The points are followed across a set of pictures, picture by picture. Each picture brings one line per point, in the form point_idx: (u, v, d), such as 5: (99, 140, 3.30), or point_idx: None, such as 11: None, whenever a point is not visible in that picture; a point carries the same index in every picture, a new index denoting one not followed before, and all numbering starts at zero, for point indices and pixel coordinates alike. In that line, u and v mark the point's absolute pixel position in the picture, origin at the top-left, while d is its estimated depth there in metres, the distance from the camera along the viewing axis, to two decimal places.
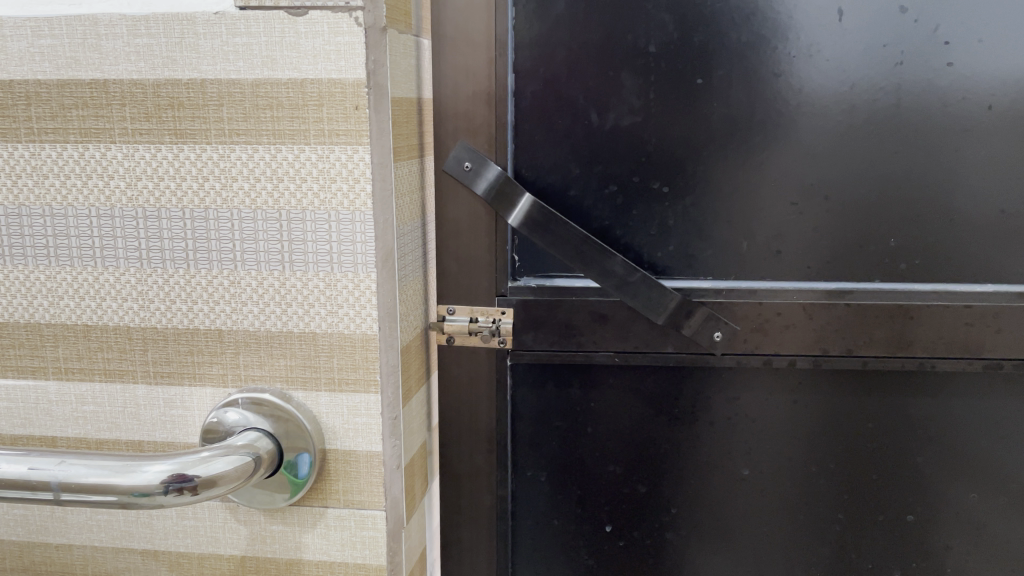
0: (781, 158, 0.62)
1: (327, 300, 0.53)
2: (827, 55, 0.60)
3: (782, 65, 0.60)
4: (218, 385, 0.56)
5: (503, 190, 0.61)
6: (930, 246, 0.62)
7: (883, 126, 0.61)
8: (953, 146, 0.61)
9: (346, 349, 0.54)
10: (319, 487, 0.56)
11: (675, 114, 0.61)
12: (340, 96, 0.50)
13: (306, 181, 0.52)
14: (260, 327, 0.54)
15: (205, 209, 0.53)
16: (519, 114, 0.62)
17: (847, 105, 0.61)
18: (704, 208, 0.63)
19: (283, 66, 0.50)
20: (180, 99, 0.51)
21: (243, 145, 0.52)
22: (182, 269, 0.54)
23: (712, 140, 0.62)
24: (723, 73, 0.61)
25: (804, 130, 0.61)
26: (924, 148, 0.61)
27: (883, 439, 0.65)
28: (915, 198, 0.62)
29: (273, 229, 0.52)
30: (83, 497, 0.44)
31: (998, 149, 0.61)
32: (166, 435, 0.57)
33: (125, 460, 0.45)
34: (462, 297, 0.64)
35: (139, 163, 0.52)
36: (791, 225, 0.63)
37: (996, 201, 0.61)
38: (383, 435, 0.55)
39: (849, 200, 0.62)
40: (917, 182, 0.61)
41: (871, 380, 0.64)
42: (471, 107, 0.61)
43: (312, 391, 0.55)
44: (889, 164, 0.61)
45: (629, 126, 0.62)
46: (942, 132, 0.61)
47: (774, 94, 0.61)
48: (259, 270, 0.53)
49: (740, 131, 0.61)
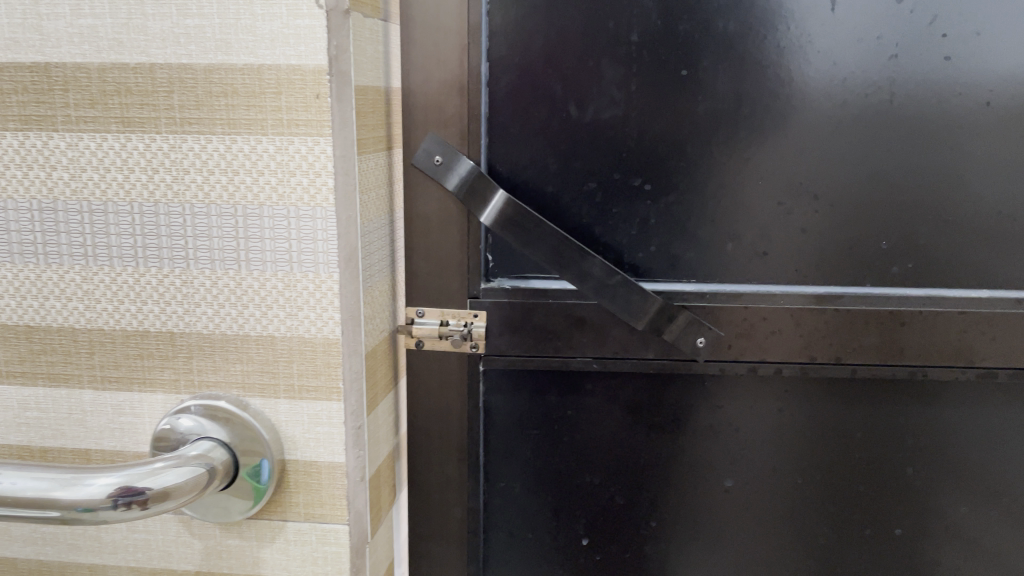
0: (769, 154, 0.59)
1: (286, 302, 0.50)
2: (818, 47, 0.57)
3: (772, 59, 0.57)
4: (170, 391, 0.52)
5: (475, 186, 0.58)
6: (922, 248, 0.60)
7: (875, 121, 0.58)
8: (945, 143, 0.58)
9: (307, 354, 0.50)
10: (277, 500, 0.53)
11: (657, 109, 0.59)
12: (299, 83, 0.47)
13: (263, 174, 0.48)
14: (214, 330, 0.51)
15: (155, 203, 0.49)
16: (493, 106, 0.59)
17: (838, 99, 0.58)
18: (688, 207, 0.60)
19: (238, 51, 0.47)
20: (127, 84, 0.48)
21: (195, 135, 0.48)
22: (131, 266, 0.50)
23: (697, 135, 0.59)
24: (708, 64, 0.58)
25: (792, 126, 0.59)
26: (916, 147, 0.58)
27: (872, 448, 0.63)
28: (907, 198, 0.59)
29: (228, 225, 0.49)
30: (18, 513, 0.40)
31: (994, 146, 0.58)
32: (114, 444, 0.53)
33: (70, 473, 0.42)
34: (432, 299, 0.61)
35: (83, 153, 0.49)
36: (779, 228, 0.60)
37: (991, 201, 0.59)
38: (346, 446, 0.51)
39: (839, 201, 0.59)
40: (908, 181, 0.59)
41: (860, 389, 0.62)
42: (442, 97, 0.58)
43: (270, 398, 0.51)
44: (881, 162, 0.59)
45: (611, 120, 0.59)
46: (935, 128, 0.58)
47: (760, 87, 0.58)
48: (213, 269, 0.50)
49: (726, 127, 0.59)
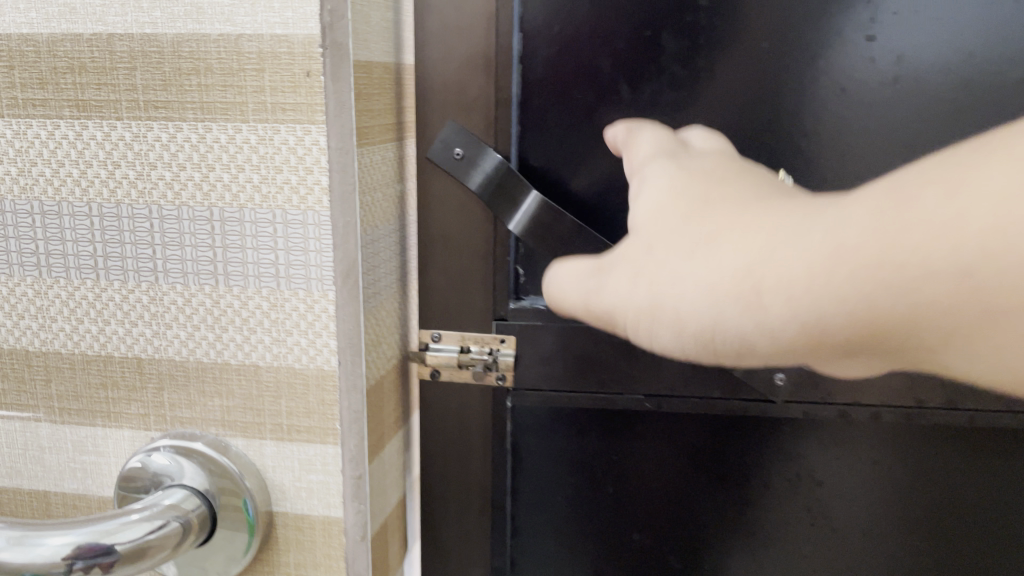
0: (868, 149, 0.45)
1: (272, 325, 0.41)
2: (937, 9, 0.42)
3: (883, 26, 0.43)
4: (139, 427, 0.44)
5: (504, 186, 0.47)
6: (866, 360, 0.20)
7: (718, 192, 0.23)
8: (875, 188, 0.19)
9: (297, 388, 0.41)
10: (264, 558, 0.44)
11: (722, 94, 0.46)
12: (286, 58, 0.38)
13: (243, 170, 0.39)
14: (188, 357, 0.42)
15: (117, 204, 0.41)
16: (528, 83, 0.47)
17: (669, 203, 0.23)
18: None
19: (212, 18, 0.38)
20: (81, 60, 0.39)
21: (162, 122, 0.39)
22: (90, 280, 0.42)
23: (778, 125, 0.46)
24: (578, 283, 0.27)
25: (908, 113, 0.44)
26: (737, 202, 0.22)
27: (990, 514, 0.51)
28: (722, 301, 0.20)
29: (202, 231, 0.40)
30: None
31: (960, 200, 0.16)
32: (76, 486, 0.45)
33: (16, 531, 0.34)
34: (451, 317, 0.51)
35: (32, 144, 0.41)
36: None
37: (957, 288, 0.17)
38: (344, 498, 0.42)
39: (749, 314, 0.20)
40: (751, 263, 0.20)
41: (978, 442, 0.50)
42: (463, 75, 0.47)
43: (254, 439, 0.43)
44: (696, 259, 0.21)
45: (666, 105, 0.46)
46: (744, 183, 0.23)
47: (612, 290, 0.24)
48: (186, 284, 0.41)
49: (814, 113, 0.45)
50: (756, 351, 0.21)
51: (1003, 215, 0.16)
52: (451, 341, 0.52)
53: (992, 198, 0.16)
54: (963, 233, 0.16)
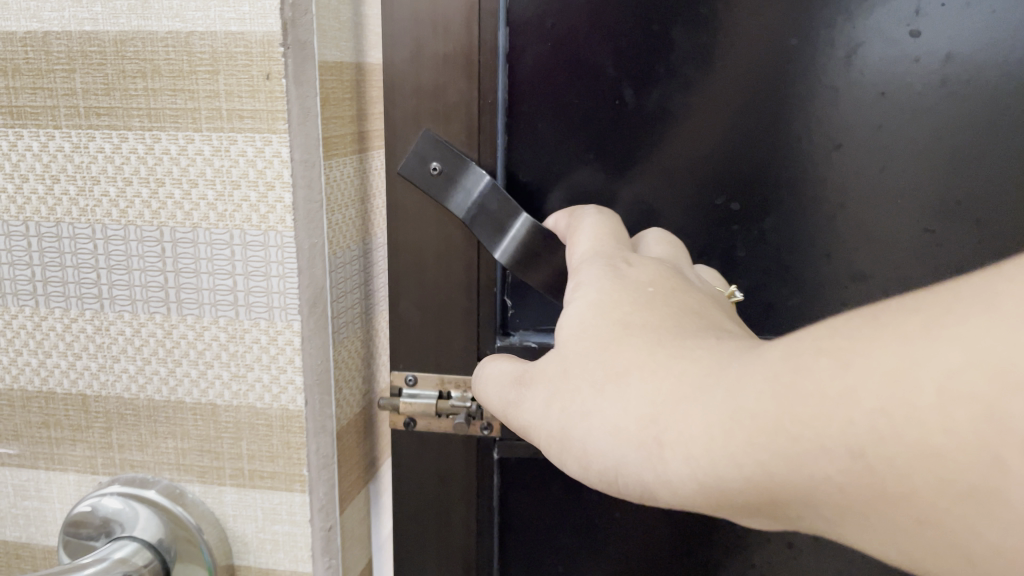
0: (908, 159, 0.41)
1: (230, 359, 0.36)
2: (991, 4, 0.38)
3: (925, 22, 0.39)
4: (85, 471, 0.39)
5: (489, 207, 0.42)
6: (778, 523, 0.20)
7: (637, 316, 0.23)
8: (776, 351, 0.18)
9: (259, 430, 0.37)
10: None
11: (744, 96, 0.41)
12: (242, 59, 0.33)
13: (196, 186, 0.35)
14: (138, 394, 0.38)
15: (56, 223, 0.36)
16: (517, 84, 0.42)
17: (589, 324, 0.23)
18: (791, 236, 0.43)
19: (158, 13, 0.33)
20: (15, 62, 0.35)
21: (106, 131, 0.35)
22: (29, 307, 0.37)
23: (806, 134, 0.41)
24: (512, 394, 0.27)
25: (951, 119, 0.40)
26: (646, 336, 0.22)
27: None
28: (621, 442, 0.21)
29: (152, 254, 0.36)
30: None
31: (859, 372, 0.16)
32: (19, 534, 0.41)
33: None
34: (430, 356, 0.46)
35: None
36: (919, 263, 0.42)
37: (855, 460, 0.16)
38: (313, 551, 0.38)
39: (648, 463, 0.20)
40: (649, 413, 0.20)
41: None
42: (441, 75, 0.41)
43: (212, 485, 0.38)
44: (606, 396, 0.21)
45: (681, 109, 0.42)
46: (663, 305, 0.23)
47: (530, 410, 0.25)
48: (134, 312, 0.37)
49: (847, 119, 0.41)
50: (657, 502, 0.21)
51: (906, 395, 0.15)
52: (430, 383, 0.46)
53: (889, 375, 0.16)
54: (868, 411, 0.16)
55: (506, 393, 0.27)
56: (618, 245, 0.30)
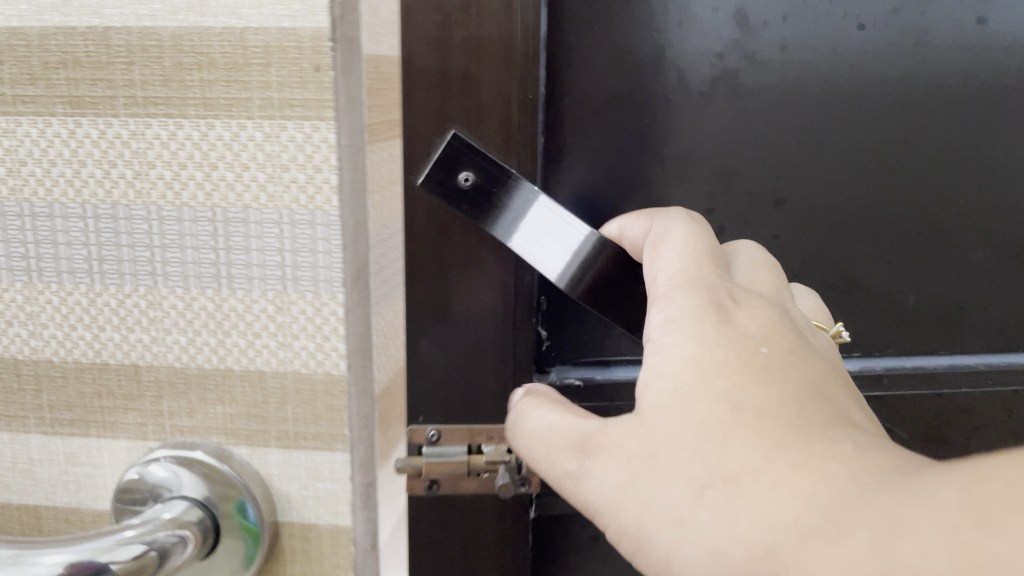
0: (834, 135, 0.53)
1: (278, 329, 0.39)
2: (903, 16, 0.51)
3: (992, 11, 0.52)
4: (136, 437, 0.42)
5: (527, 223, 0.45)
6: None
7: (736, 429, 0.28)
8: (888, 502, 0.24)
9: (304, 394, 0.40)
10: (270, 570, 0.43)
11: (751, 83, 0.51)
12: (294, 53, 0.36)
13: (248, 169, 0.38)
14: (188, 363, 0.41)
15: (113, 205, 0.39)
16: (582, 83, 0.50)
17: (686, 431, 0.29)
18: (759, 197, 0.53)
19: (214, 10, 0.36)
20: (75, 55, 0.37)
21: (162, 118, 0.38)
22: (84, 284, 0.40)
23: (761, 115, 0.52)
24: (575, 465, 0.33)
25: (916, 101, 0.53)
26: (746, 439, 0.28)
27: None
28: (723, 554, 0.27)
29: (205, 232, 0.39)
30: None
31: (970, 547, 0.21)
32: (69, 500, 0.43)
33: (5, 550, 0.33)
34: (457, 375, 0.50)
35: (22, 143, 0.39)
36: (889, 186, 0.55)
37: None
38: (354, 506, 0.41)
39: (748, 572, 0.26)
40: (753, 529, 0.26)
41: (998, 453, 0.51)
42: (478, 67, 0.44)
43: (258, 447, 0.41)
44: (715, 507, 0.27)
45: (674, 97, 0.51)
46: (763, 425, 0.28)
47: (599, 480, 0.31)
48: (187, 287, 0.40)
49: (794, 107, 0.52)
50: None
51: None
52: (456, 439, 0.51)
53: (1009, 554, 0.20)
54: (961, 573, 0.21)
55: (559, 463, 0.34)
56: (691, 302, 0.33)
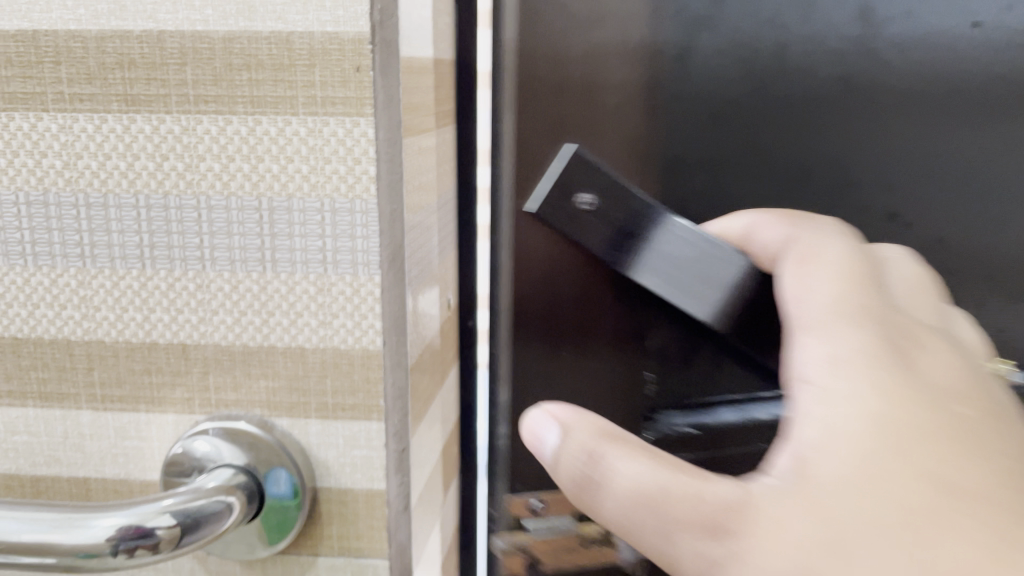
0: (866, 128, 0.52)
1: (318, 309, 0.43)
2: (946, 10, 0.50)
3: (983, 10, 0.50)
4: (183, 411, 0.45)
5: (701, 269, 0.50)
6: None
7: (938, 508, 0.31)
8: None
9: (342, 368, 0.44)
10: (309, 533, 0.46)
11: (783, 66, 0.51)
12: (336, 55, 0.40)
13: (292, 161, 0.41)
14: (233, 341, 0.44)
15: (164, 195, 0.42)
16: (683, 83, 0.51)
17: (914, 500, 0.32)
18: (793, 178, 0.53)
19: (263, 16, 0.39)
20: (131, 56, 0.41)
21: (213, 115, 0.41)
22: (136, 269, 0.43)
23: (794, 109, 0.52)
24: (714, 551, 0.35)
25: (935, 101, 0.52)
26: (966, 526, 0.31)
27: None
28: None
29: (251, 220, 0.42)
30: (16, 560, 0.39)
31: None
32: (118, 471, 0.47)
33: (70, 514, 0.40)
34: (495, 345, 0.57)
35: (79, 138, 0.42)
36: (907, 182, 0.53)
37: None
38: (387, 471, 0.45)
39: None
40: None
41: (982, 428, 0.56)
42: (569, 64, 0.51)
43: (299, 418, 0.45)
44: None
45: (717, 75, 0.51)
46: (972, 503, 0.31)
47: (776, 556, 0.33)
48: (233, 271, 0.43)
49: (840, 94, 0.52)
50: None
51: None
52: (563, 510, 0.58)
53: None
54: None
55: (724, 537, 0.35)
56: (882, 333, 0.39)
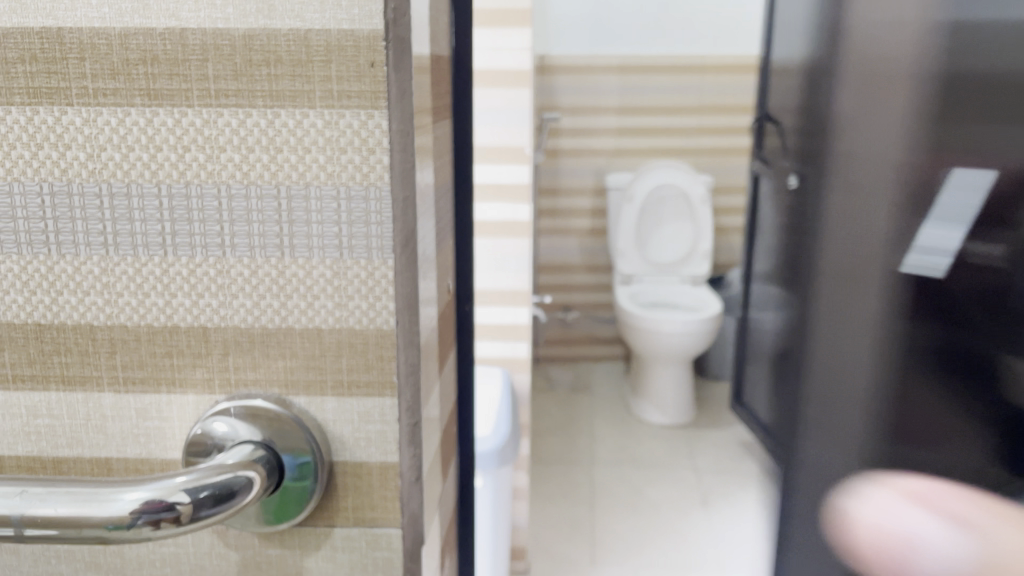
0: None
1: (335, 291, 0.45)
2: None
3: None
4: (203, 391, 0.48)
5: None
6: None
7: None
8: None
9: (357, 347, 0.46)
10: (325, 506, 0.49)
11: None
12: (352, 51, 0.42)
13: (310, 152, 0.43)
14: (253, 323, 0.46)
15: (186, 185, 0.44)
16: None
17: None
18: None
19: (282, 14, 0.42)
20: (154, 52, 0.43)
21: (233, 108, 0.43)
22: (158, 257, 0.45)
23: None
24: None
25: None
26: None
27: None
28: None
29: (270, 208, 0.44)
30: (49, 534, 0.41)
31: None
32: (139, 451, 0.49)
33: (99, 489, 0.42)
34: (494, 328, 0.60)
35: (102, 131, 0.44)
36: None
37: None
38: (400, 443, 0.47)
39: None
40: None
41: None
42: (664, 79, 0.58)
43: (316, 396, 0.47)
44: None
45: None
46: None
47: None
48: (252, 257, 0.45)
49: None
50: None
51: None
52: None
53: None
54: None
55: None
56: None
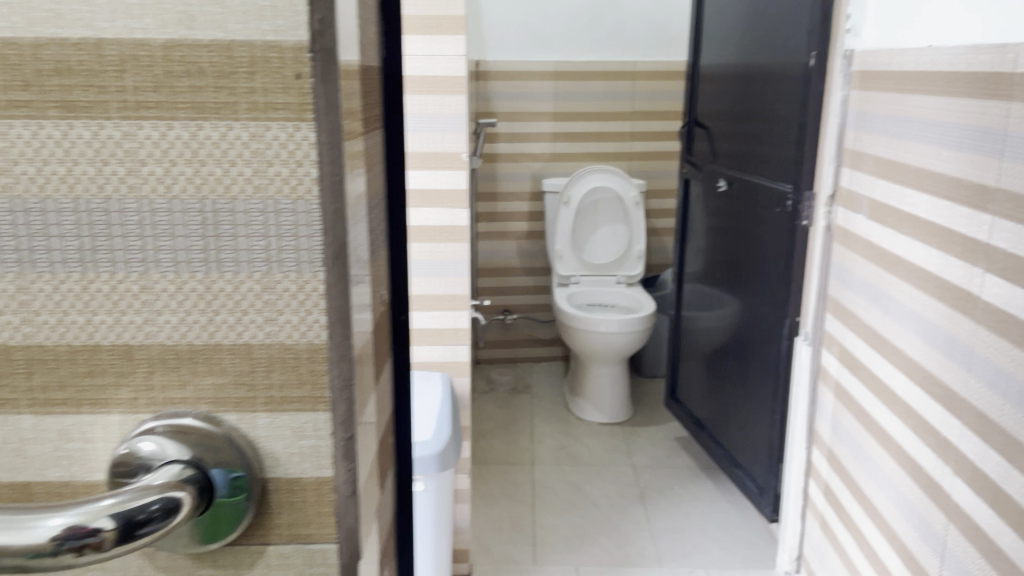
0: None
1: (264, 306, 0.45)
2: None
3: None
4: (128, 411, 0.46)
5: None
6: None
7: None
8: None
9: (289, 362, 0.46)
10: (259, 523, 0.48)
11: None
12: (277, 63, 0.41)
13: (236, 165, 0.43)
14: (179, 340, 0.45)
15: (105, 199, 0.43)
16: None
17: None
18: None
19: (203, 25, 0.41)
20: (69, 62, 0.41)
21: (154, 121, 0.42)
22: (77, 273, 0.44)
23: None
24: None
25: None
26: None
27: None
28: None
29: (195, 223, 0.43)
30: None
31: None
32: (61, 474, 0.47)
33: (16, 515, 0.39)
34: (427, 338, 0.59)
35: (15, 144, 0.42)
36: None
37: None
38: (335, 458, 0.47)
39: None
40: None
41: None
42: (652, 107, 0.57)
43: (246, 413, 0.46)
44: None
45: None
46: None
47: None
48: (177, 272, 0.44)
49: None
50: None
51: None
52: None
53: None
54: None
55: None
56: None
